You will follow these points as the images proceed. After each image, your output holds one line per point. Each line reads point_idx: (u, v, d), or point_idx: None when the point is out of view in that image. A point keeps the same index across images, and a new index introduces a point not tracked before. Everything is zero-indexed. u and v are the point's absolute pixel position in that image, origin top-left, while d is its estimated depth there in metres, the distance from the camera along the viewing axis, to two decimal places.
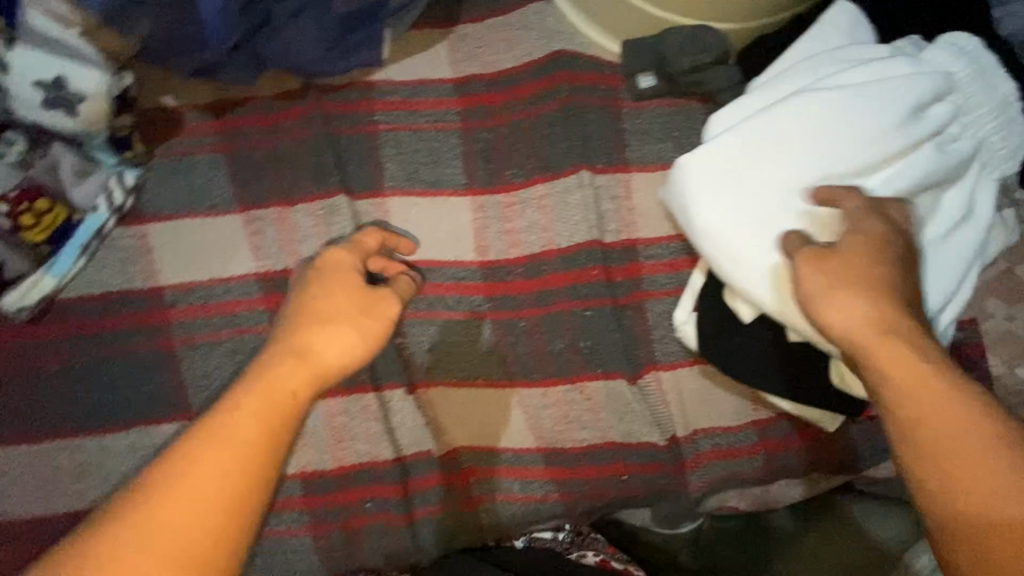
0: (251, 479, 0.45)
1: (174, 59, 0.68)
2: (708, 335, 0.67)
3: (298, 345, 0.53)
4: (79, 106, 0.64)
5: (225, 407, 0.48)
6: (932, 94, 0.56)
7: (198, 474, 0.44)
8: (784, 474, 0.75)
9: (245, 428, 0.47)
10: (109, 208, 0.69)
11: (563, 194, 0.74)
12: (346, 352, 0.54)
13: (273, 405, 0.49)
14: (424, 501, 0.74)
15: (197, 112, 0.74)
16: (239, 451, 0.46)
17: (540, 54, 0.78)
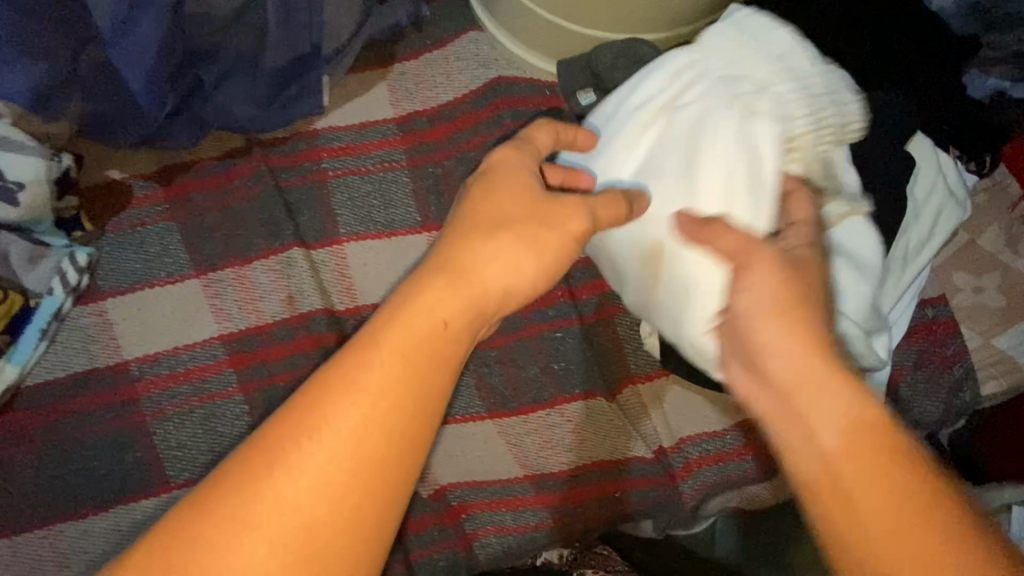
0: (406, 445, 0.37)
1: (114, 133, 0.68)
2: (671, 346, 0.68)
3: (471, 267, 0.44)
4: (21, 195, 0.63)
5: (376, 348, 0.38)
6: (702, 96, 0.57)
7: (333, 442, 0.35)
8: (777, 473, 0.74)
9: (393, 381, 0.38)
10: (65, 290, 0.68)
11: None
12: (512, 270, 0.45)
13: (433, 350, 0.40)
14: (420, 543, 0.72)
15: (144, 181, 0.74)
16: (391, 407, 0.37)
17: (478, 84, 0.78)
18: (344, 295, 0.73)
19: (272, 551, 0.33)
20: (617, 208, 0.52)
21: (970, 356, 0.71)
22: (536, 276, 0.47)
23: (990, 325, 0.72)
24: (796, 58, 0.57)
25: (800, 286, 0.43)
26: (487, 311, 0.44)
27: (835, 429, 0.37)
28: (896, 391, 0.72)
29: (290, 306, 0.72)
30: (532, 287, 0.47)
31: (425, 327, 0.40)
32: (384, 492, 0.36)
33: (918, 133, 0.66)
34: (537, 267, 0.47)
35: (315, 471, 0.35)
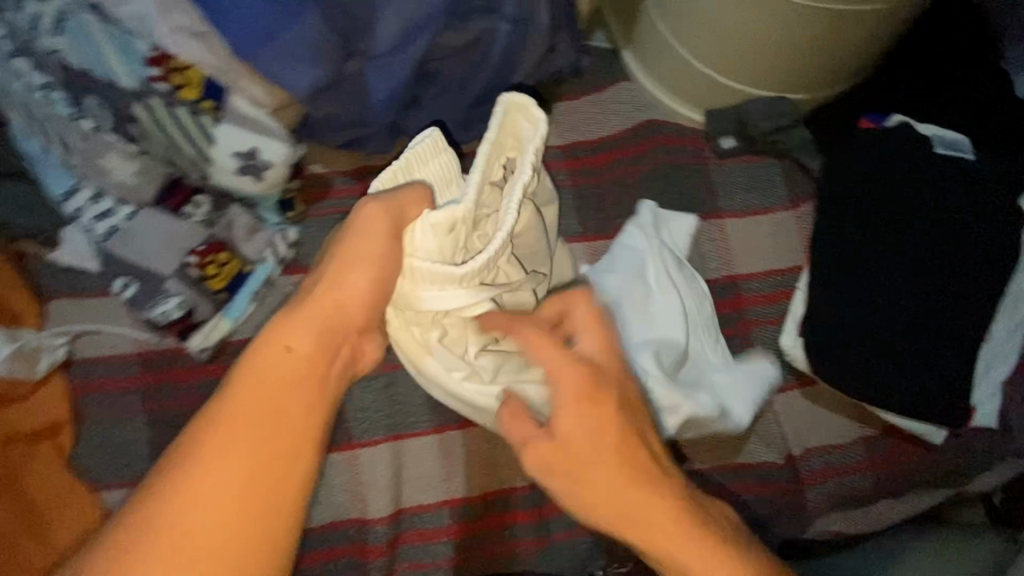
0: (303, 433, 0.48)
1: (328, 133, 0.79)
2: (820, 356, 0.76)
3: (309, 309, 0.52)
4: (267, 172, 0.74)
5: (220, 401, 0.48)
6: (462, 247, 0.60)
7: (222, 447, 0.45)
8: (891, 491, 0.80)
9: (250, 410, 0.47)
10: (276, 260, 0.78)
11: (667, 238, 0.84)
12: (293, 337, 0.51)
13: (297, 371, 0.50)
14: (561, 525, 0.78)
15: (341, 177, 0.85)
16: (276, 415, 0.48)
17: (632, 124, 0.91)
18: None
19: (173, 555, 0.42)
20: (384, 244, 0.54)
21: None
22: (371, 285, 0.54)
23: None
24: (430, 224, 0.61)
25: (626, 442, 0.51)
26: (343, 334, 0.54)
27: (630, 526, 0.51)
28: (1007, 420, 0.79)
29: None
30: (372, 295, 0.54)
31: (273, 357, 0.50)
32: (274, 487, 0.46)
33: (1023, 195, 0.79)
34: (375, 283, 0.54)
35: (169, 498, 0.43)
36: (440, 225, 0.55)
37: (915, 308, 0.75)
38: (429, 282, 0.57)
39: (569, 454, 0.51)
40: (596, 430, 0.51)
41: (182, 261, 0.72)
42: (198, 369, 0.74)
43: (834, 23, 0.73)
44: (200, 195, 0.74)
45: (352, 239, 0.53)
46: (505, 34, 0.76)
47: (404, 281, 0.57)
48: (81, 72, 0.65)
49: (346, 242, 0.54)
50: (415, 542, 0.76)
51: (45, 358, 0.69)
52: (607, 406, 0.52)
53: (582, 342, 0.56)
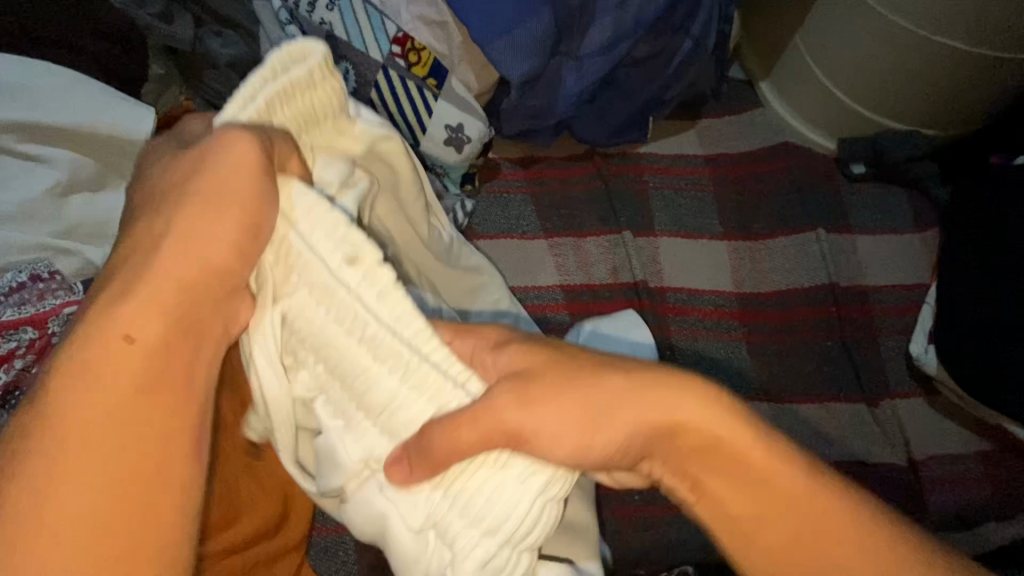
0: (170, 456, 0.33)
1: (509, 121, 0.90)
2: (949, 363, 0.83)
3: (146, 286, 0.33)
4: (466, 147, 0.85)
5: (43, 420, 0.31)
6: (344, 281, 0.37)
7: (59, 495, 0.30)
8: (1013, 507, 0.83)
9: (76, 436, 0.31)
10: (456, 226, 0.88)
11: (802, 246, 0.92)
12: (128, 322, 0.33)
13: (141, 375, 0.33)
14: None
15: (509, 163, 0.96)
16: (112, 433, 0.31)
17: (769, 144, 1.01)
18: (654, 274, 0.91)
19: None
20: (257, 184, 0.35)
21: None
22: (241, 249, 0.35)
23: None
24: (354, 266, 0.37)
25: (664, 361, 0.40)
26: (204, 306, 0.35)
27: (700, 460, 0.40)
28: None
29: (613, 275, 0.90)
30: (244, 266, 0.36)
31: (102, 348, 0.32)
32: (145, 502, 0.31)
33: None
34: (246, 244, 0.35)
35: None
36: (327, 223, 0.37)
37: (975, 322, 0.81)
38: (288, 275, 0.38)
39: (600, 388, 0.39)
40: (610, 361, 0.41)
41: None
42: None
43: (976, 70, 0.83)
44: None
45: (207, 183, 0.35)
46: (684, 50, 0.87)
47: (270, 258, 0.38)
48: (343, 42, 0.79)
49: (200, 183, 0.35)
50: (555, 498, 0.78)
51: None
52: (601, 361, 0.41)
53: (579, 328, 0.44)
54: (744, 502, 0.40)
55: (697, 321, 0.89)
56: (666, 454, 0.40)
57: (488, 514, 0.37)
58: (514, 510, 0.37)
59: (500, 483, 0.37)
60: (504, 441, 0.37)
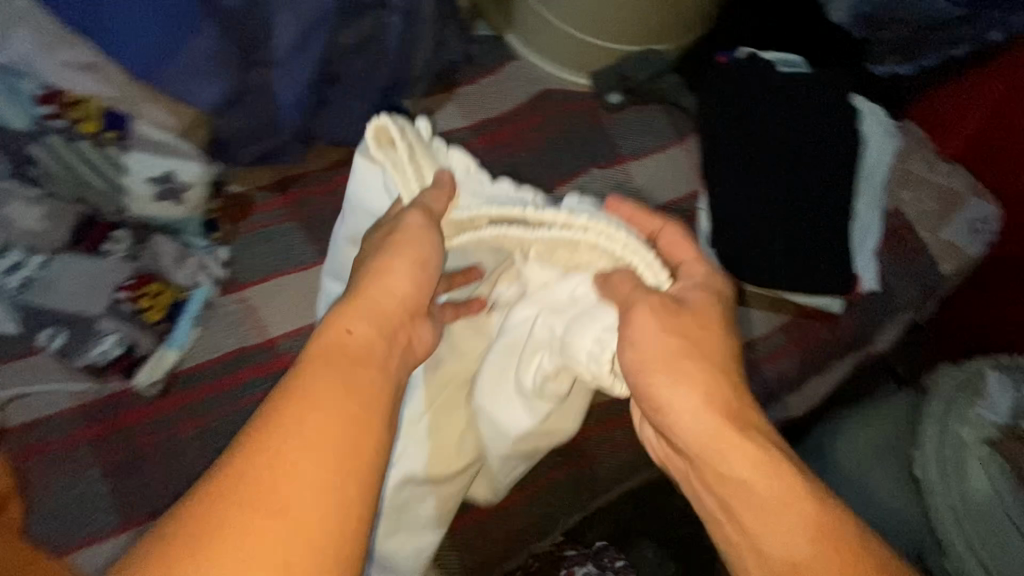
0: (371, 417, 0.45)
1: (240, 150, 0.79)
2: (729, 258, 0.87)
3: (365, 300, 0.51)
4: (186, 194, 0.75)
5: (287, 393, 0.44)
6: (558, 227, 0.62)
7: (297, 448, 0.41)
8: (811, 367, 0.93)
9: (315, 403, 0.43)
10: (211, 281, 0.77)
11: (583, 189, 0.93)
12: (356, 327, 0.49)
13: (358, 354, 0.48)
14: (547, 469, 0.81)
15: (261, 193, 0.85)
16: (346, 399, 0.45)
17: (530, 96, 0.99)
18: None
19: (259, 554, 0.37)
20: (427, 234, 0.57)
21: (928, 248, 0.94)
22: (411, 278, 0.54)
23: (935, 223, 0.95)
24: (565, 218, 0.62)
25: (687, 348, 0.54)
26: (394, 321, 0.52)
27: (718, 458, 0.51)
28: (884, 282, 0.94)
29: None
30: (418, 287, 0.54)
31: (330, 337, 0.48)
32: (363, 449, 0.43)
33: (852, 93, 0.94)
34: (417, 264, 0.55)
35: (243, 503, 0.39)
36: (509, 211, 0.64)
37: (740, 210, 0.87)
38: (514, 241, 0.64)
39: (652, 366, 0.54)
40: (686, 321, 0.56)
41: (112, 298, 0.71)
42: (154, 406, 0.72)
43: None
44: (117, 230, 0.74)
45: (401, 232, 0.56)
46: (396, 26, 0.80)
47: (490, 236, 0.64)
48: None
49: (402, 229, 0.57)
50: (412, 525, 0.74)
51: None
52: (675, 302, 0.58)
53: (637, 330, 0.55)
54: (768, 533, 0.49)
55: None
56: (705, 461, 0.52)
57: (585, 329, 0.58)
58: (593, 327, 0.58)
59: (597, 319, 0.58)
60: (621, 308, 0.57)
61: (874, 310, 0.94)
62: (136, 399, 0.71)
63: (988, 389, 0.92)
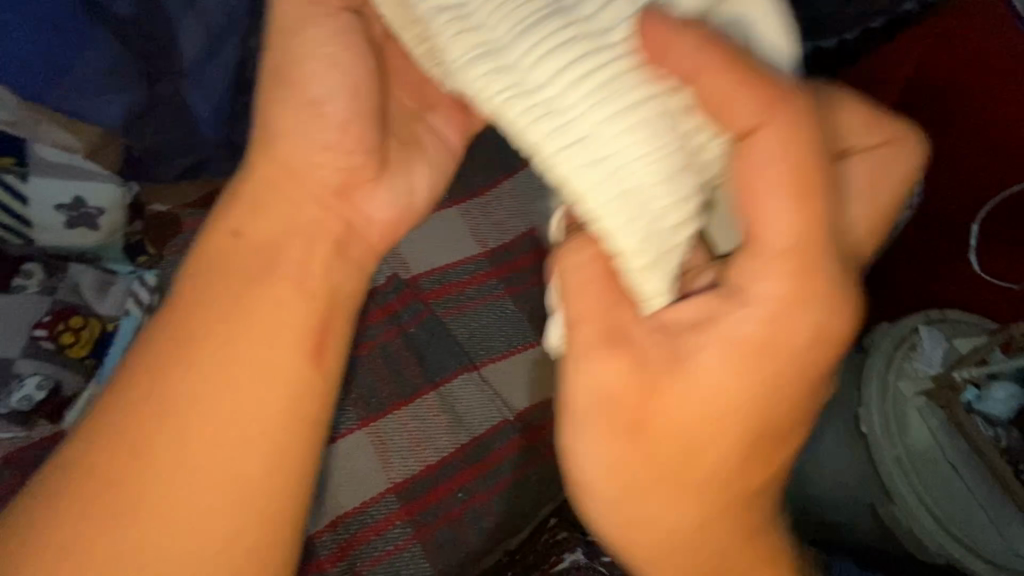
0: (279, 329, 0.47)
1: (158, 169, 0.74)
2: None
3: (262, 185, 0.51)
4: (100, 219, 0.71)
5: (188, 300, 0.47)
6: (525, 111, 0.37)
7: (210, 363, 0.46)
8: None
9: (216, 321, 0.47)
10: (139, 310, 0.70)
11: (527, 181, 0.91)
12: (276, 221, 0.50)
13: (255, 248, 0.49)
14: (510, 467, 0.76)
15: (190, 209, 0.77)
16: (257, 317, 0.47)
17: None
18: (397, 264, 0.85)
19: (200, 447, 0.44)
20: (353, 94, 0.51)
21: None
22: (329, 154, 0.52)
23: None
24: (539, 108, 0.37)
25: (649, 428, 0.41)
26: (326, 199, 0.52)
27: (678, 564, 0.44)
28: None
29: None
30: (340, 171, 0.52)
31: (218, 241, 0.49)
32: (280, 368, 0.47)
33: None
34: (324, 130, 0.51)
35: (142, 405, 0.44)
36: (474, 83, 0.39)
37: None
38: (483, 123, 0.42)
39: (611, 477, 0.42)
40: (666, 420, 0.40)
41: (31, 337, 0.66)
42: None
43: None
44: (29, 263, 0.69)
45: (296, 67, 0.51)
46: None
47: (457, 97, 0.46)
48: None
49: (289, 74, 0.51)
50: (365, 536, 0.72)
51: None
52: (679, 367, 0.40)
53: (582, 438, 0.42)
54: None
55: (458, 296, 0.85)
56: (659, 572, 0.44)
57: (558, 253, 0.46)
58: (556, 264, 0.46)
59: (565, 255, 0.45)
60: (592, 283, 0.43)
61: None
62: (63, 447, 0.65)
63: (922, 344, 0.96)
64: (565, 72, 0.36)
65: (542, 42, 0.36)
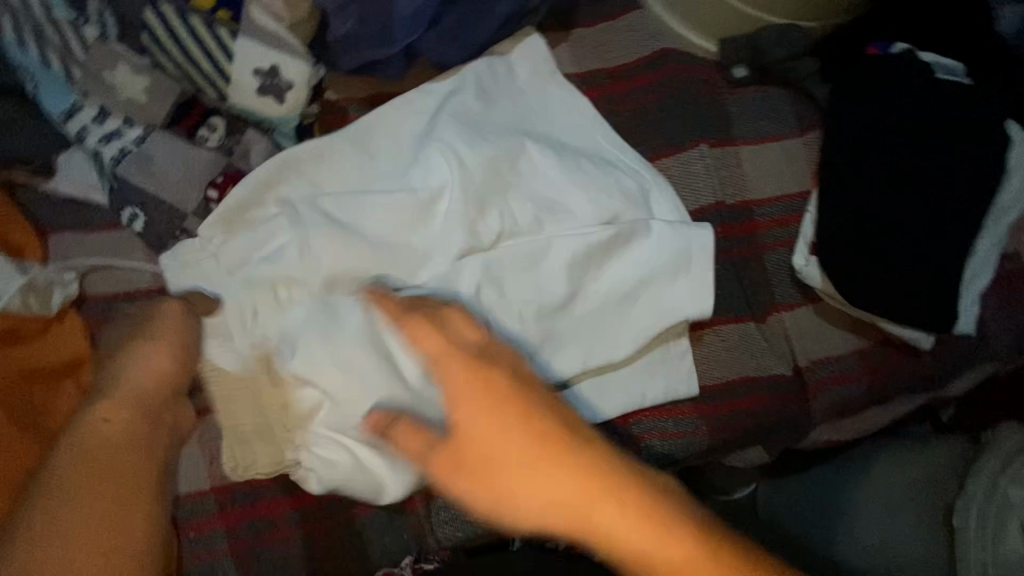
0: (99, 473, 0.54)
1: (342, 58, 0.78)
2: (832, 272, 0.81)
3: (122, 393, 0.59)
4: (287, 93, 0.72)
5: (85, 444, 0.55)
6: (297, 339, 0.67)
7: (53, 511, 0.51)
8: (884, 394, 0.88)
9: (66, 468, 0.54)
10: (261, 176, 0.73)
11: (687, 165, 0.87)
12: (135, 398, 0.60)
13: (115, 428, 0.57)
14: (298, 516, 0.70)
15: (357, 105, 0.81)
16: (98, 463, 0.55)
17: (648, 52, 0.92)
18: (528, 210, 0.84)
19: (81, 545, 0.50)
20: (185, 334, 0.65)
21: None
22: (153, 376, 0.62)
23: None
24: (287, 333, 0.68)
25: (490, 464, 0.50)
26: (150, 411, 0.60)
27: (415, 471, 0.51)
28: (981, 327, 0.88)
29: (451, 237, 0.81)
30: (162, 387, 0.62)
31: (89, 419, 0.57)
32: (106, 490, 0.53)
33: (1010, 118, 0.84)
34: (179, 356, 0.64)
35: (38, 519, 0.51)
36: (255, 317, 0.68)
37: (876, 212, 0.80)
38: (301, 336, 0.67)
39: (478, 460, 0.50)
40: (479, 457, 0.50)
41: (201, 194, 0.69)
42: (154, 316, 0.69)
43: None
44: (213, 117, 0.72)
45: (152, 329, 0.63)
46: None
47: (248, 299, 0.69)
48: None
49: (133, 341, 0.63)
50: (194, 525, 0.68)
51: (60, 293, 0.64)
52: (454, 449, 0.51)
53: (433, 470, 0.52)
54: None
55: None
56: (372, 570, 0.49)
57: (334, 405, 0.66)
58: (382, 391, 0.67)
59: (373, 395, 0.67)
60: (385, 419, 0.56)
61: (960, 353, 0.89)
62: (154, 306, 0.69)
63: None
64: (281, 298, 0.68)
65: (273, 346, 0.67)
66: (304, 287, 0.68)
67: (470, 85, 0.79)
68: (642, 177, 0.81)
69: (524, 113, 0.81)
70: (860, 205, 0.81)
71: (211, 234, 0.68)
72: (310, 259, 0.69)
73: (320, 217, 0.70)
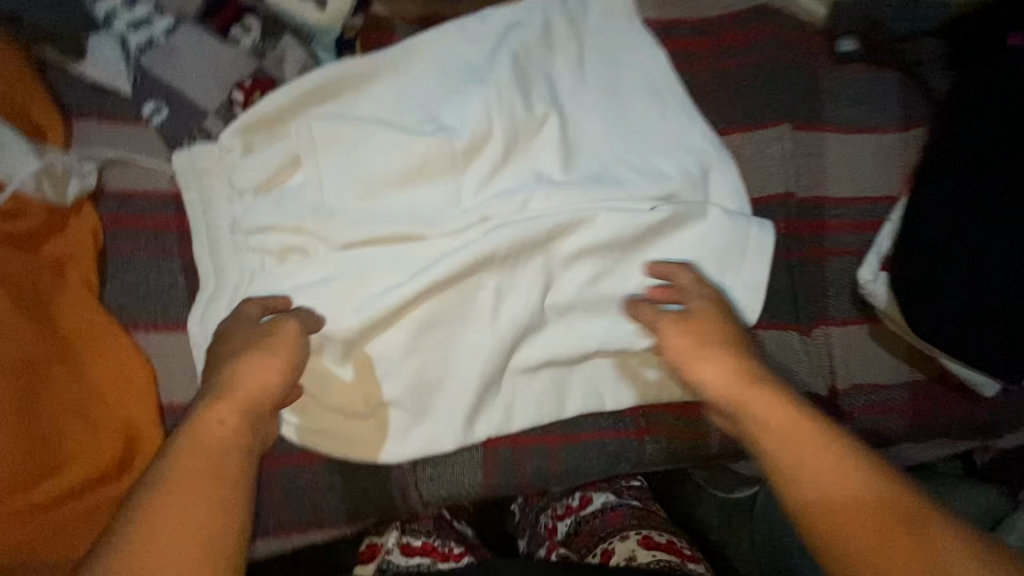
0: (213, 476, 0.47)
1: None
2: (899, 292, 0.72)
3: (227, 397, 0.53)
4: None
5: (171, 451, 0.48)
6: (309, 274, 0.64)
7: (163, 497, 0.45)
8: (928, 434, 0.79)
9: (196, 465, 0.47)
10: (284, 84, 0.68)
11: (761, 145, 0.77)
12: (262, 379, 0.56)
13: (230, 432, 0.51)
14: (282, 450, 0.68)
15: (406, 23, 0.74)
16: (196, 466, 0.47)
17: (743, 6, 0.80)
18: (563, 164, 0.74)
19: (170, 535, 0.43)
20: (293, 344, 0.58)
21: None
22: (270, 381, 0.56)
23: None
24: (297, 265, 0.64)
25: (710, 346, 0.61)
26: (253, 414, 0.53)
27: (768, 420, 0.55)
28: None
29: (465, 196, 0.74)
30: (273, 396, 0.56)
31: (210, 427, 0.50)
32: (219, 487, 0.47)
33: None
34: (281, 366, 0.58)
35: (150, 502, 0.45)
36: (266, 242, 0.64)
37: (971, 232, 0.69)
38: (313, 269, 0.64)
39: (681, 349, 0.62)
40: (698, 331, 0.62)
41: (227, 98, 0.65)
42: (162, 219, 0.67)
43: None
44: (250, 17, 0.68)
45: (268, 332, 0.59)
46: None
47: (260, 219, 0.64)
48: None
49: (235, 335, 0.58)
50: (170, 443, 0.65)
51: (75, 184, 0.63)
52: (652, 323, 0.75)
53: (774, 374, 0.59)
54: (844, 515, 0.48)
55: None
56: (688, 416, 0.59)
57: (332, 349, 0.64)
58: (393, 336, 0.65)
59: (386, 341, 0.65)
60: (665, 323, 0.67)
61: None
62: (164, 209, 0.67)
63: None
64: (296, 223, 0.64)
65: (289, 267, 0.64)
66: (329, 216, 0.64)
67: (536, 23, 0.74)
68: (706, 154, 0.74)
69: (591, 65, 0.75)
70: (951, 220, 0.69)
71: (232, 143, 0.64)
72: (337, 189, 0.65)
73: (356, 138, 0.66)
